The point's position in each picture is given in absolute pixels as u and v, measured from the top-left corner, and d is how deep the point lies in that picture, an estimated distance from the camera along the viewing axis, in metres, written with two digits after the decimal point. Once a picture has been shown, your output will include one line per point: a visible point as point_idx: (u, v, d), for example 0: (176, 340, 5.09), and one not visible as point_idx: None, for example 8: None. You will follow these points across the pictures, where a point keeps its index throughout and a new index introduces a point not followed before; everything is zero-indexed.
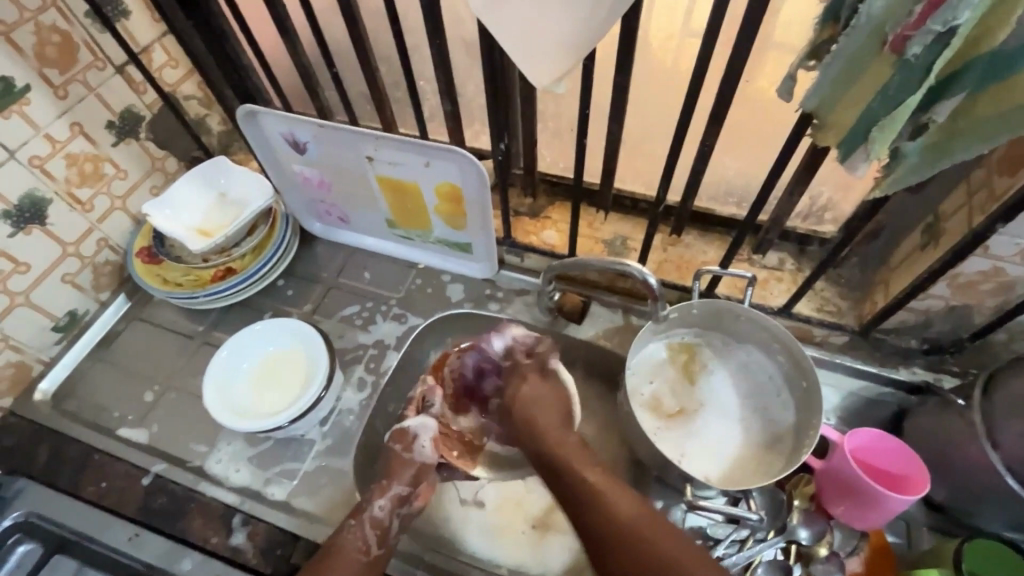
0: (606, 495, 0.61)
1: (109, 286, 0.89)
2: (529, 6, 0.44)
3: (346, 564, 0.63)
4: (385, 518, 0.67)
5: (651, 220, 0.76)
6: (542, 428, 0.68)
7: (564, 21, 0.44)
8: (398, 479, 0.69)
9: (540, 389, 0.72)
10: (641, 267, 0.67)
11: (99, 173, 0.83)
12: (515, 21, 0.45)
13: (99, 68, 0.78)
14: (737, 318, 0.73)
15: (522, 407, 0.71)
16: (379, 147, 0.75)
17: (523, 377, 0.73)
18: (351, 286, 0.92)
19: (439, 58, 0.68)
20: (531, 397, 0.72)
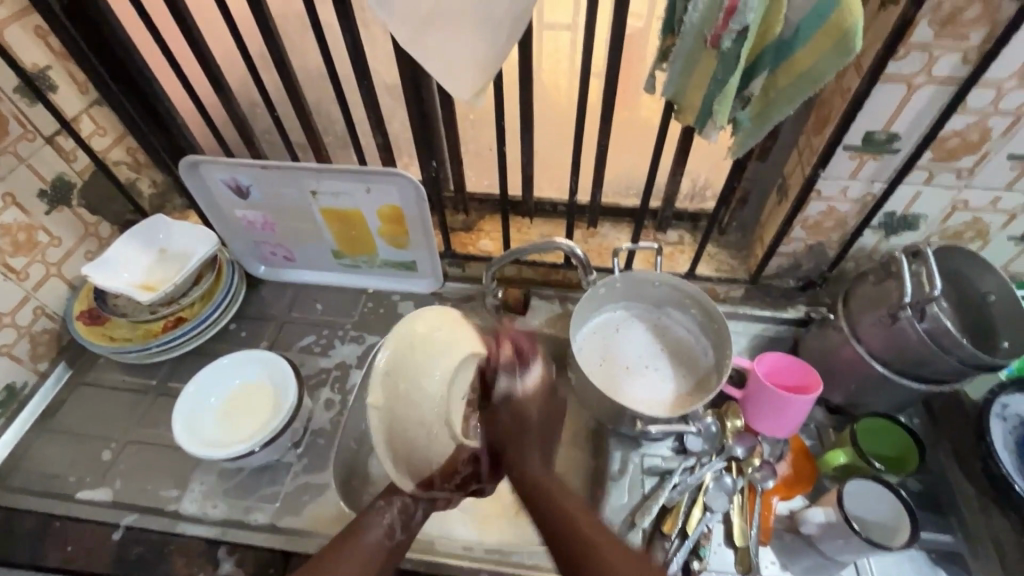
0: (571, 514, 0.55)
1: (47, 355, 0.87)
2: (447, 33, 0.55)
3: (371, 544, 0.63)
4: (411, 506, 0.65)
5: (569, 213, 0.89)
6: (522, 452, 0.64)
7: (476, 42, 0.56)
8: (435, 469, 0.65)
9: (530, 453, 0.63)
10: (569, 242, 0.80)
11: (32, 241, 0.83)
12: (438, 47, 0.56)
13: (29, 139, 0.80)
14: (653, 284, 0.86)
15: (538, 480, 0.60)
16: (320, 180, 0.83)
17: (517, 441, 0.64)
18: (306, 318, 0.96)
19: (368, 97, 0.79)
20: (524, 475, 0.61)
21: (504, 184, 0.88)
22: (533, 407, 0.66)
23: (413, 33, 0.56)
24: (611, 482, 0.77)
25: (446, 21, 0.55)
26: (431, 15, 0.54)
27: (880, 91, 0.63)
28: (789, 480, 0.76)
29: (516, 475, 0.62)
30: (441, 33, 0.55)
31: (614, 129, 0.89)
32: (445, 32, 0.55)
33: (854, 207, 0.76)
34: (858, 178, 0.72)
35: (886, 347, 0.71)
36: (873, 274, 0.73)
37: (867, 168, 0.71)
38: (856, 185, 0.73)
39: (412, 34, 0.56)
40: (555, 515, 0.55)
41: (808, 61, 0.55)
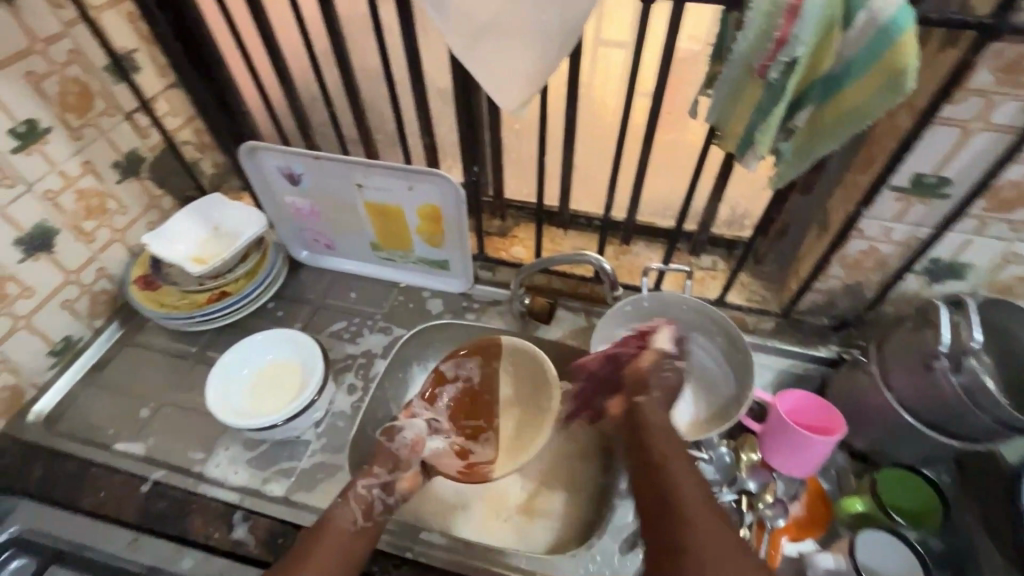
0: (688, 513, 0.58)
1: (103, 313, 0.93)
2: (499, 45, 0.57)
3: (334, 535, 0.66)
4: (367, 493, 0.70)
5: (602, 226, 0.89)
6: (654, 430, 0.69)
7: (527, 54, 0.58)
8: (380, 465, 0.73)
9: (656, 394, 0.73)
10: (598, 256, 0.81)
11: (103, 207, 0.90)
12: (489, 58, 0.58)
13: (111, 114, 0.88)
14: (680, 306, 0.86)
15: (659, 487, 0.62)
16: (367, 175, 0.87)
17: (645, 421, 0.70)
18: (338, 304, 1.00)
19: (420, 100, 0.82)
20: (667, 444, 0.67)
21: (541, 194, 0.89)
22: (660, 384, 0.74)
23: (466, 43, 0.58)
24: (617, 499, 0.78)
25: (500, 34, 0.57)
26: (487, 28, 0.56)
27: (933, 134, 0.61)
28: (801, 521, 0.74)
29: (639, 416, 0.71)
30: (493, 44, 0.57)
31: (657, 150, 0.89)
32: (498, 44, 0.57)
33: (897, 249, 0.74)
34: (904, 221, 0.70)
35: (917, 396, 0.68)
36: (911, 320, 0.71)
37: (915, 211, 0.69)
38: (901, 227, 0.71)
39: (466, 43, 0.58)
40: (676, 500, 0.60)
41: (856, 98, 0.55)
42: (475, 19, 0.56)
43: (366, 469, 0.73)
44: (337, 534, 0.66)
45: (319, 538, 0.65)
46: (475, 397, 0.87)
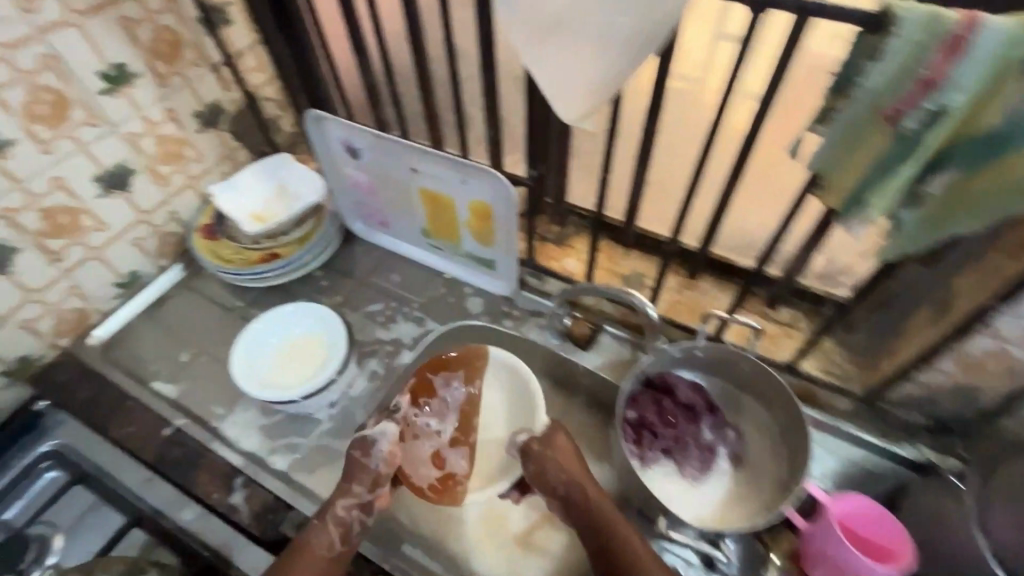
0: (612, 533, 0.66)
1: (169, 253, 0.98)
2: (567, 44, 0.49)
3: (311, 562, 0.65)
4: (348, 515, 0.68)
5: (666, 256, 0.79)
6: (580, 487, 0.69)
7: (599, 57, 0.49)
8: (357, 483, 0.69)
9: (570, 465, 0.70)
10: (642, 298, 0.75)
11: (179, 154, 0.93)
12: (554, 58, 0.50)
13: (198, 65, 0.89)
14: (739, 364, 0.75)
15: (593, 514, 0.68)
16: (423, 161, 0.82)
17: (570, 483, 0.69)
18: (380, 285, 0.98)
19: (486, 88, 0.75)
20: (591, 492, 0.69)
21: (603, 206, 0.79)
22: (566, 450, 0.71)
23: (529, 39, 0.50)
24: None
25: (570, 33, 0.49)
26: (555, 23, 0.48)
27: None
28: None
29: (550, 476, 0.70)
30: (560, 43, 0.49)
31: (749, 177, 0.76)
32: (566, 43, 0.49)
33: None
34: None
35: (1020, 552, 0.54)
36: None
37: None
38: None
39: (530, 38, 0.50)
40: (609, 531, 0.66)
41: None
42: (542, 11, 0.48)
43: (344, 486, 0.69)
44: (311, 563, 0.65)
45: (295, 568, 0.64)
46: (464, 413, 0.81)
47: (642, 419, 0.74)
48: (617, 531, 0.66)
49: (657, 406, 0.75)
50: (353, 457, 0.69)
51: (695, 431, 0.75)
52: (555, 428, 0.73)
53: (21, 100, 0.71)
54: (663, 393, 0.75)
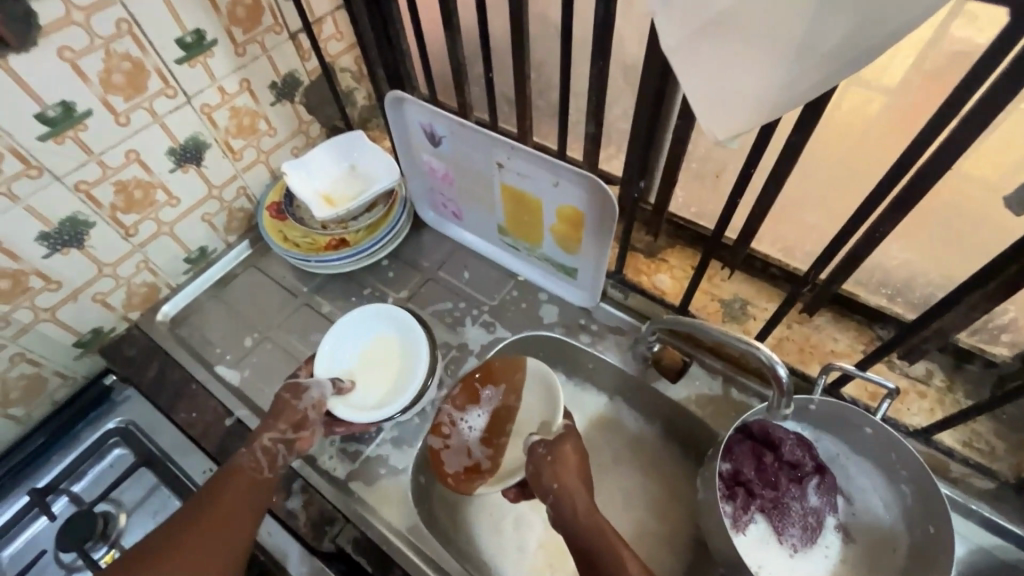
0: (603, 546, 0.59)
1: (237, 230, 0.95)
2: (736, 53, 0.39)
3: (235, 489, 0.64)
4: (273, 447, 0.67)
5: (791, 294, 0.65)
6: (575, 493, 0.63)
7: (773, 73, 0.39)
8: (278, 420, 0.69)
9: (569, 476, 0.64)
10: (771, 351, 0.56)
11: (254, 127, 0.88)
12: (714, 68, 0.40)
13: (276, 32, 0.83)
14: (860, 428, 0.64)
15: (579, 523, 0.62)
16: (512, 156, 0.74)
17: (567, 490, 0.63)
18: (449, 282, 0.92)
19: (595, 79, 0.65)
20: (584, 502, 0.63)
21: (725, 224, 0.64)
22: (571, 458, 0.66)
23: (687, 40, 0.40)
24: None
25: (745, 39, 0.38)
26: (727, 25, 0.38)
27: None
28: None
29: (541, 481, 0.65)
30: (727, 51, 0.39)
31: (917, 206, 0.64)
32: (734, 50, 0.39)
33: None
34: None
35: None
36: None
37: None
38: None
39: (688, 40, 0.40)
40: (590, 537, 0.61)
41: None
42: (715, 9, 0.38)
43: (272, 420, 0.69)
44: (237, 486, 0.64)
45: (221, 489, 0.63)
46: (502, 416, 0.75)
47: (739, 476, 0.65)
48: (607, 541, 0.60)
49: (758, 464, 0.65)
50: (283, 396, 0.71)
51: (799, 494, 0.65)
52: (567, 435, 0.68)
53: (99, 68, 0.67)
54: (764, 447, 0.66)
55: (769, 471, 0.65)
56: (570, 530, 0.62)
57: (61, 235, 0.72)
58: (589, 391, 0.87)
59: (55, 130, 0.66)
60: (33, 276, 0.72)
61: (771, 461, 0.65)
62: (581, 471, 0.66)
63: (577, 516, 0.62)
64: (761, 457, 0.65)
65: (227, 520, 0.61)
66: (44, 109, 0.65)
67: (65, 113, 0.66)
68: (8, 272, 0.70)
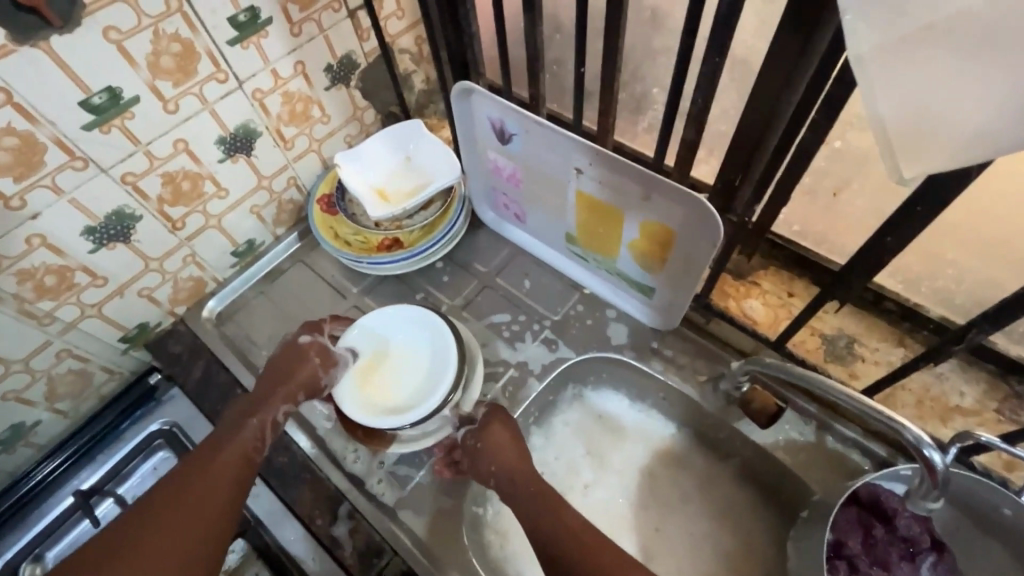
0: (551, 516, 0.60)
1: (286, 222, 0.90)
2: (974, 64, 0.29)
3: (235, 453, 0.64)
4: (281, 420, 0.69)
5: (929, 350, 0.55)
6: (509, 469, 0.64)
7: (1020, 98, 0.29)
8: (298, 386, 0.70)
9: (504, 456, 0.65)
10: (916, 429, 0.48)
11: (307, 114, 0.81)
12: (931, 80, 0.30)
13: (334, 10, 0.75)
14: (999, 509, 0.54)
15: (516, 491, 0.63)
16: (592, 161, 0.64)
17: (504, 467, 0.64)
18: (508, 291, 0.84)
19: (705, 78, 0.54)
20: (517, 475, 0.64)
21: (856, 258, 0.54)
22: (502, 438, 0.66)
23: (894, 48, 0.30)
24: None
25: (994, 49, 0.28)
26: (972, 27, 0.28)
27: None
28: None
29: (479, 463, 0.65)
30: (960, 61, 0.29)
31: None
32: (970, 62, 0.29)
33: None
34: None
35: None
36: None
37: None
38: None
39: (903, 41, 0.30)
40: (529, 508, 0.62)
41: None
42: (963, 1, 0.27)
43: (281, 391, 0.69)
44: (221, 464, 0.63)
45: (204, 465, 0.63)
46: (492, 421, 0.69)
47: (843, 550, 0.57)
48: (553, 513, 0.61)
49: (866, 538, 0.57)
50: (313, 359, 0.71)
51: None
52: (490, 417, 0.68)
53: (147, 51, 0.61)
54: (875, 521, 0.57)
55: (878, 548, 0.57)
56: (520, 508, 0.63)
57: (108, 229, 0.68)
58: (656, 420, 0.79)
59: (101, 118, 0.61)
60: (79, 272, 0.68)
61: (882, 538, 0.56)
62: (513, 448, 0.66)
63: (517, 491, 0.63)
64: (869, 530, 0.57)
65: (206, 496, 0.61)
66: (89, 95, 0.59)
67: (110, 99, 0.61)
68: (53, 268, 0.66)
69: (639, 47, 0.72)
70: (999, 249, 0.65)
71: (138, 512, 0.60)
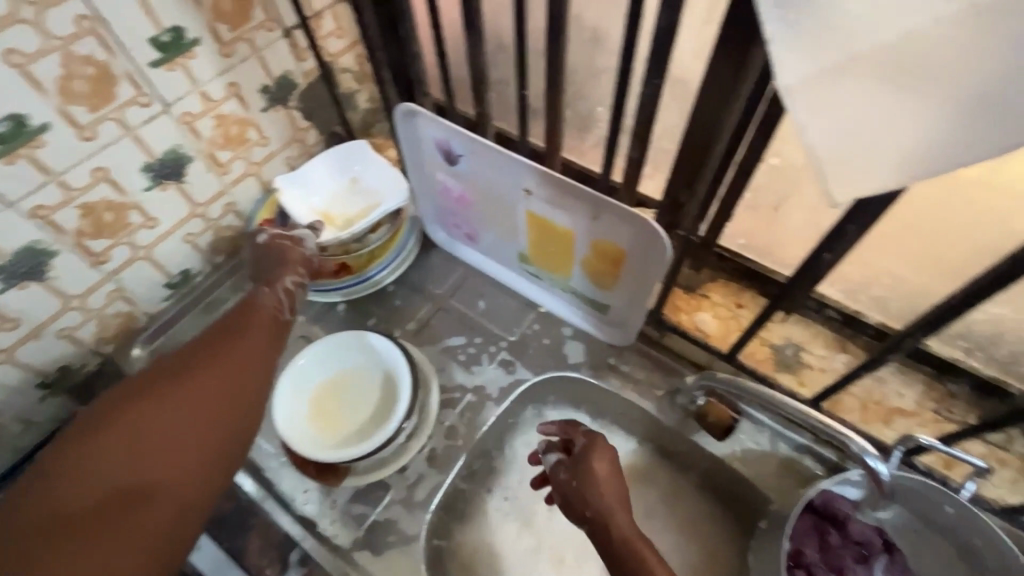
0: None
1: (225, 250, 0.85)
2: (898, 92, 0.29)
3: (261, 318, 0.65)
4: (291, 289, 0.68)
5: (868, 357, 0.57)
6: (609, 514, 0.55)
7: (939, 126, 0.30)
8: (286, 270, 0.69)
9: (609, 500, 0.55)
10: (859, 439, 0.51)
11: (243, 137, 0.77)
12: (857, 108, 0.31)
13: (268, 29, 0.72)
14: (941, 507, 0.56)
15: (626, 552, 0.52)
16: (540, 182, 0.64)
17: (605, 512, 0.55)
18: (463, 313, 0.83)
19: (645, 99, 0.54)
20: (616, 523, 0.54)
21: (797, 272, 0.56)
22: (602, 477, 0.57)
23: (822, 78, 0.31)
24: None
25: (913, 79, 0.29)
26: (891, 58, 0.29)
27: None
28: None
29: (577, 505, 0.57)
30: (882, 90, 0.30)
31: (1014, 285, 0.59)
32: (892, 91, 0.29)
33: None
34: None
35: None
36: None
37: None
38: None
39: (834, 71, 0.30)
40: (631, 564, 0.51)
41: None
42: (882, 35, 0.28)
43: (286, 266, 0.70)
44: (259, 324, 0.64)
45: (231, 336, 0.62)
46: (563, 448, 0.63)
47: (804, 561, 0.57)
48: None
49: (822, 545, 0.58)
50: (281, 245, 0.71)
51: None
52: (592, 449, 0.59)
53: (57, 74, 0.56)
54: (828, 526, 0.58)
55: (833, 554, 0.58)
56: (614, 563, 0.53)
57: (18, 267, 0.62)
58: (617, 437, 0.78)
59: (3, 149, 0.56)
60: None
61: (838, 543, 0.58)
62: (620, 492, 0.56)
63: (616, 545, 0.53)
64: (824, 536, 0.58)
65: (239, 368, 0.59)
66: None
67: (15, 128, 0.56)
68: None
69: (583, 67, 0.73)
70: (937, 259, 0.61)
71: (160, 374, 0.56)
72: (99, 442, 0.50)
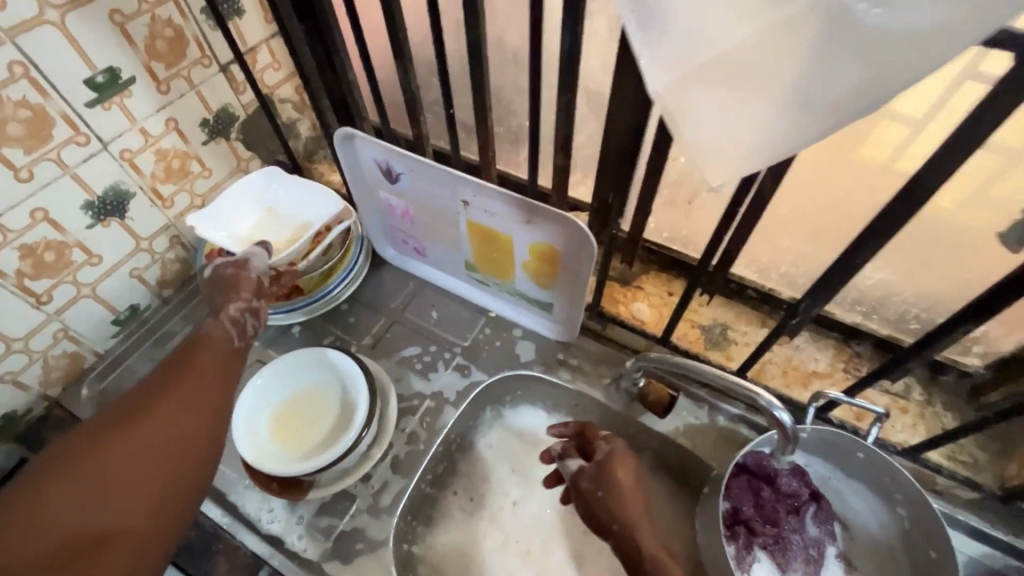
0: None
1: (174, 283, 0.86)
2: (742, 91, 0.36)
3: (212, 347, 0.62)
4: (239, 314, 0.66)
5: (778, 326, 0.64)
6: (632, 521, 0.62)
7: (777, 116, 0.36)
8: (235, 293, 0.68)
9: (632, 507, 0.63)
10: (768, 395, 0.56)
11: (185, 170, 0.79)
12: (713, 108, 0.37)
13: (204, 65, 0.75)
14: (853, 453, 0.63)
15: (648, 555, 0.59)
16: (476, 193, 0.69)
17: (628, 519, 0.62)
18: (417, 323, 0.86)
19: (561, 111, 0.60)
20: (640, 527, 0.61)
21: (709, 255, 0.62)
22: (623, 483, 0.64)
23: (681, 84, 0.37)
24: None
25: (750, 80, 0.35)
26: (729, 65, 0.35)
27: None
28: None
29: (604, 513, 0.64)
30: (729, 91, 0.36)
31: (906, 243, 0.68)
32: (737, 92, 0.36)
33: None
34: None
35: None
36: None
37: None
38: None
39: (687, 79, 0.36)
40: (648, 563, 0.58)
41: None
42: (718, 48, 0.34)
43: (232, 291, 0.68)
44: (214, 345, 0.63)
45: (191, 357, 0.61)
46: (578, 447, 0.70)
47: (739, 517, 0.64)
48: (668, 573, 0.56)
49: (755, 501, 0.64)
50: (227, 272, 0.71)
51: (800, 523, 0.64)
52: (614, 461, 0.66)
53: None
54: (762, 484, 0.64)
55: (766, 507, 0.63)
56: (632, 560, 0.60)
57: None
58: None
59: None
60: None
61: (771, 498, 0.63)
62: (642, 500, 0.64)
63: (639, 553, 0.59)
64: (758, 493, 0.64)
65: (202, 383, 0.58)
66: None
67: None
68: None
69: (508, 86, 0.79)
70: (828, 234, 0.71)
71: (122, 404, 0.55)
72: (62, 479, 0.48)
